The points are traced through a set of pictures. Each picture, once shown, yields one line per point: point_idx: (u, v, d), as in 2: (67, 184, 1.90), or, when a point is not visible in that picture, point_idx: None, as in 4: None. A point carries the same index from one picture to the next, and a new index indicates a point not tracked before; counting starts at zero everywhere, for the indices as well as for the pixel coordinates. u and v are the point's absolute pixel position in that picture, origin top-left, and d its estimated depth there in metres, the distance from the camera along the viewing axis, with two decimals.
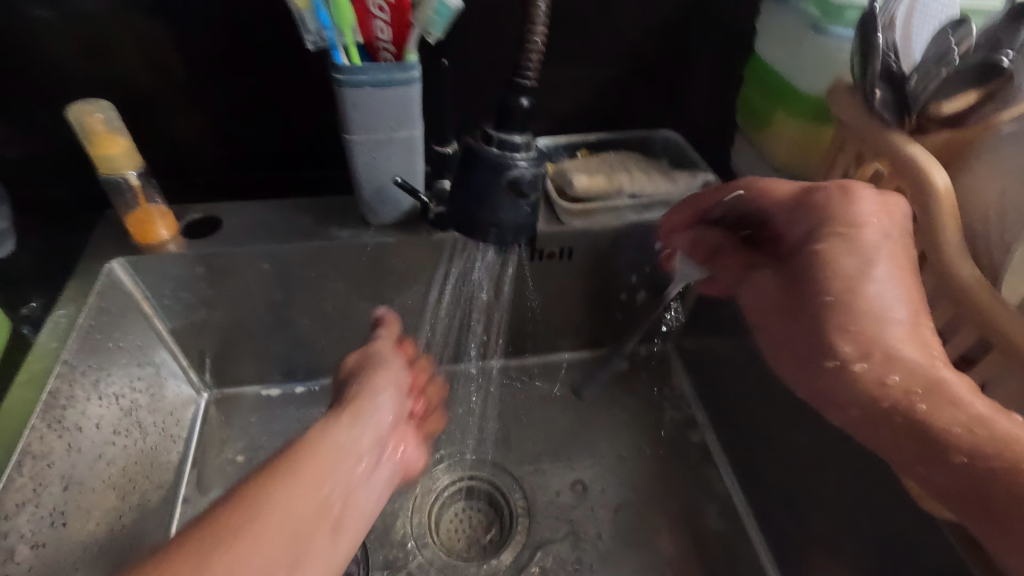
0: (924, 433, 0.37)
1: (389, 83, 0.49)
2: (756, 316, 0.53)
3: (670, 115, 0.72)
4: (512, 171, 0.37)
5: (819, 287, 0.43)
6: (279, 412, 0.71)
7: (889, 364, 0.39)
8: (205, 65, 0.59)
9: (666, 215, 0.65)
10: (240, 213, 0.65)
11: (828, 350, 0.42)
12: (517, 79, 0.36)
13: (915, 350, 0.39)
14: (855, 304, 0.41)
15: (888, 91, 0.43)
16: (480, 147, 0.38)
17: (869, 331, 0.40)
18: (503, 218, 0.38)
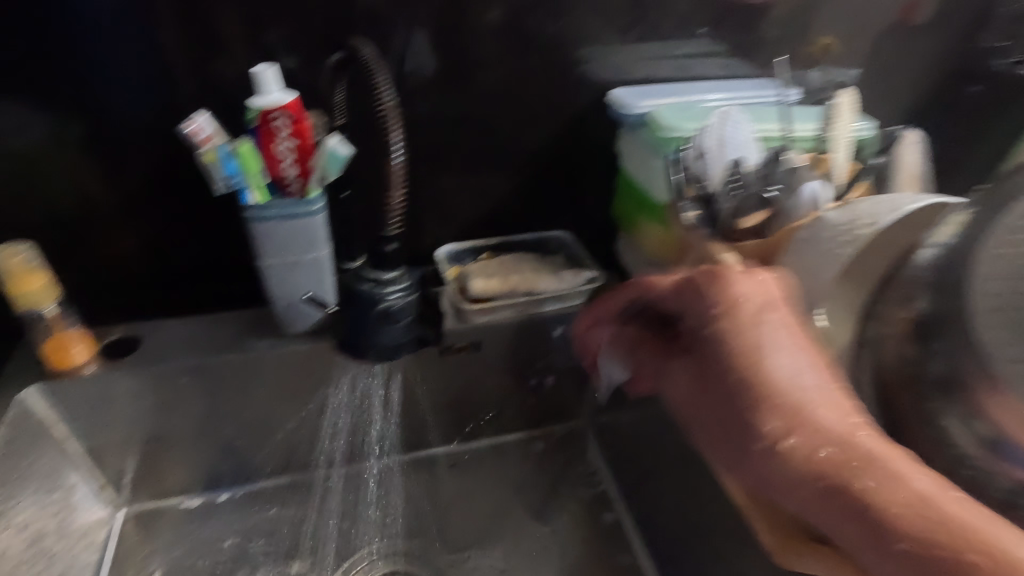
0: (865, 513, 0.35)
1: (293, 217, 0.57)
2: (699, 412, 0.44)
3: (563, 218, 0.82)
4: (382, 302, 0.40)
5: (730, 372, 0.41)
6: (199, 524, 0.71)
7: (808, 438, 0.38)
8: (130, 198, 0.65)
9: (559, 307, 0.74)
10: (160, 332, 0.68)
11: (754, 431, 0.40)
12: (384, 228, 0.39)
13: (825, 413, 0.39)
14: (763, 380, 0.40)
15: (702, 209, 0.54)
16: (356, 284, 0.41)
17: (794, 404, 0.39)
18: (382, 341, 0.41)
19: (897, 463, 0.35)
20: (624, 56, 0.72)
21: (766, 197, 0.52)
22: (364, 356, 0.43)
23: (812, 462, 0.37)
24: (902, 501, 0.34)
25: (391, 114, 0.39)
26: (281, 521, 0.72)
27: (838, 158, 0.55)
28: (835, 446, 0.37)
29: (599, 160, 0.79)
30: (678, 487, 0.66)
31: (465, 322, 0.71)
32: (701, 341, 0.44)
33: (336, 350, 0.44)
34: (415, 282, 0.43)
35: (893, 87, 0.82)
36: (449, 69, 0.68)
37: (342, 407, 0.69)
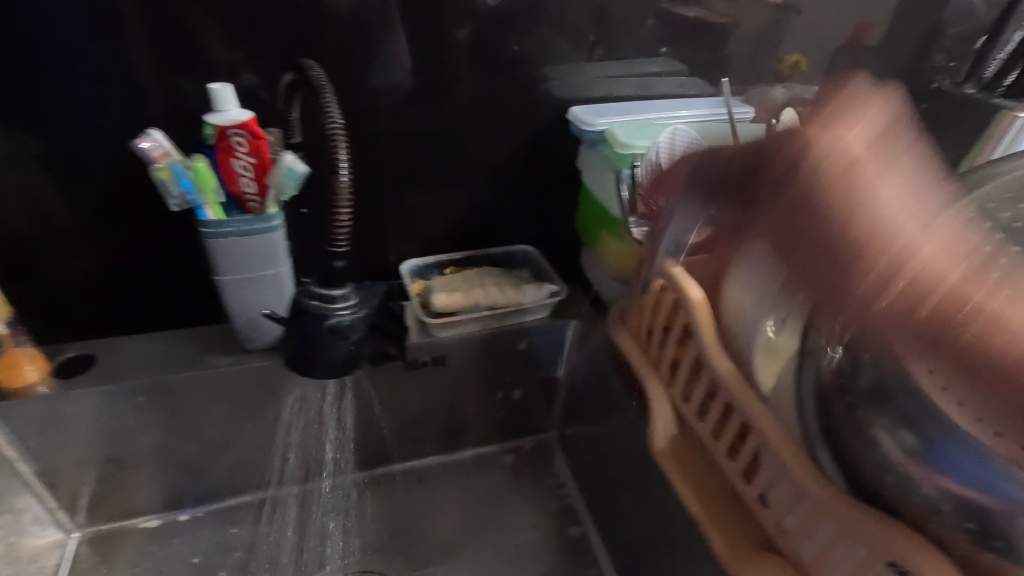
0: (985, 362, 0.30)
1: (250, 233, 0.57)
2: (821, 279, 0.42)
3: (529, 232, 0.83)
4: (330, 319, 0.41)
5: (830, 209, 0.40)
6: (158, 545, 0.70)
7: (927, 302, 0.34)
8: (90, 214, 0.64)
9: (521, 320, 0.75)
10: (118, 350, 0.67)
11: (853, 279, 0.38)
12: (331, 246, 0.40)
13: (951, 252, 0.33)
14: (843, 214, 0.40)
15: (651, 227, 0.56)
16: (304, 301, 0.42)
17: (876, 238, 0.37)
18: (330, 358, 0.42)
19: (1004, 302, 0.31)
20: (587, 74, 0.74)
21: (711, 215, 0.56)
22: (312, 372, 0.43)
23: (900, 320, 0.35)
24: (912, 314, 0.34)
25: (339, 134, 0.40)
26: (243, 540, 0.71)
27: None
28: (939, 265, 0.34)
29: (564, 175, 0.80)
30: (639, 499, 0.66)
31: (427, 336, 0.72)
32: (799, 207, 0.43)
33: (285, 366, 0.44)
34: (365, 299, 0.44)
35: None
36: (413, 86, 0.68)
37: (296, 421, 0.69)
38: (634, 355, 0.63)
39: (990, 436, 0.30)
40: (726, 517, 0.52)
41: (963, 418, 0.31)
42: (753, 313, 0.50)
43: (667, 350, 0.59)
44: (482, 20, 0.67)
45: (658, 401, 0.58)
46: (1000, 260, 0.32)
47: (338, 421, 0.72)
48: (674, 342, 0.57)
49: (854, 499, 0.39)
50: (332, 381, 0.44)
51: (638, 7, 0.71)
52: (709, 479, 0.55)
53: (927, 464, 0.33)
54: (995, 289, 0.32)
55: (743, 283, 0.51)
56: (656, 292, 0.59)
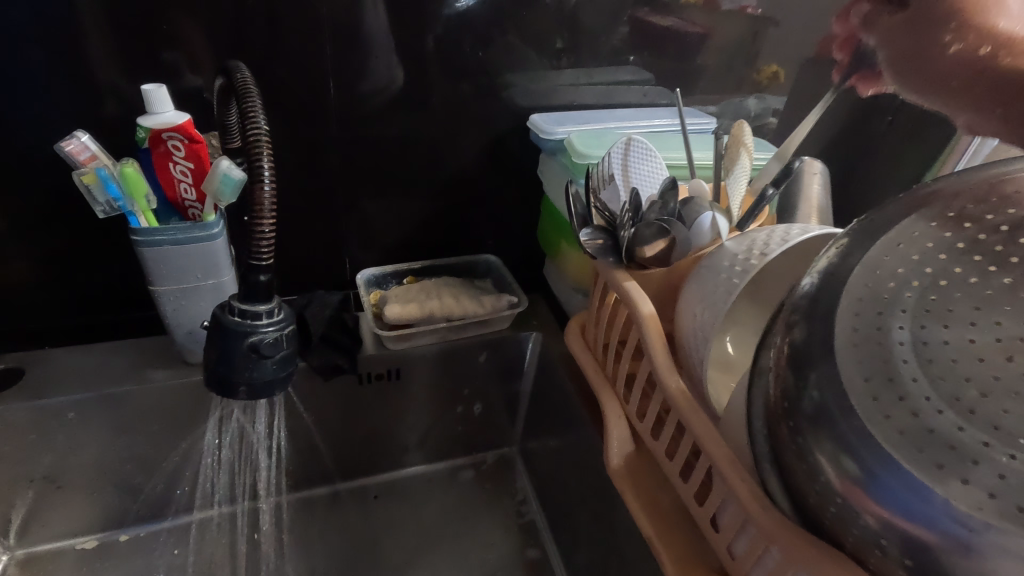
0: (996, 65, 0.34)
1: (186, 241, 0.54)
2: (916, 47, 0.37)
3: (490, 241, 0.82)
4: (252, 337, 0.41)
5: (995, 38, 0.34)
6: (94, 566, 0.66)
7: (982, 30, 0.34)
8: (25, 220, 0.61)
9: (480, 331, 0.73)
10: (56, 364, 0.64)
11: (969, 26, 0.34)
12: (254, 260, 0.40)
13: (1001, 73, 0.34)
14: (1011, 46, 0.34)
15: (606, 239, 0.54)
16: (225, 317, 0.41)
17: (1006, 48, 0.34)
18: (252, 378, 0.41)
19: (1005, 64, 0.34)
20: (551, 83, 0.73)
21: (664, 227, 0.51)
22: (234, 394, 0.42)
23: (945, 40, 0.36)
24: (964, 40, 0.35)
25: (265, 142, 0.40)
26: (185, 562, 0.67)
27: (734, 190, 0.54)
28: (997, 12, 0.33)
29: (528, 185, 0.78)
30: (597, 518, 0.64)
31: (383, 348, 0.70)
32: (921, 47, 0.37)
33: (203, 385, 0.43)
34: (291, 315, 0.44)
35: (823, 117, 0.84)
36: (372, 91, 0.66)
37: (228, 440, 0.66)
38: (589, 369, 0.61)
39: (931, 466, 0.29)
40: (680, 537, 0.50)
41: (903, 447, 0.29)
42: (705, 330, 0.48)
43: (622, 365, 0.57)
44: (443, 25, 0.65)
45: (613, 417, 0.57)
46: (941, 283, 0.32)
47: (288, 436, 0.70)
48: (628, 357, 0.55)
49: (799, 528, 0.37)
50: (254, 401, 0.43)
51: (607, 15, 0.70)
52: (662, 499, 0.53)
53: (865, 492, 0.31)
54: (936, 312, 0.32)
55: (695, 299, 0.50)
56: (610, 305, 0.57)
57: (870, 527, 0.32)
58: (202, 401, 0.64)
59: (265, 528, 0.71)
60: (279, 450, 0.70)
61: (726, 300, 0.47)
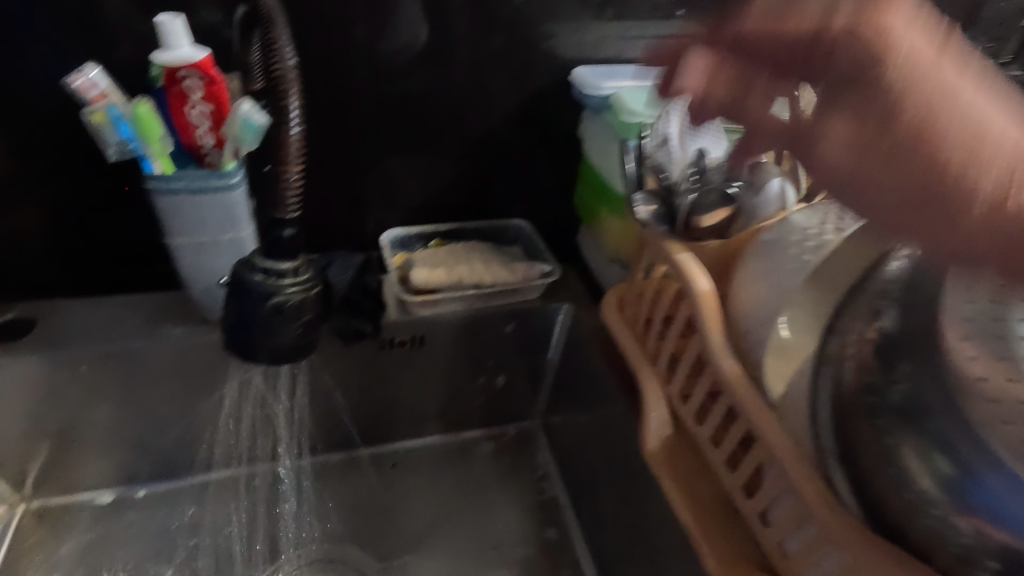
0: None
1: (204, 190, 0.50)
2: (852, 190, 0.24)
3: (520, 206, 0.76)
4: (275, 297, 0.37)
5: (917, 104, 0.22)
6: (110, 522, 0.65)
7: (876, 94, 0.23)
8: (32, 163, 0.57)
9: (510, 300, 0.69)
10: (67, 316, 0.61)
11: (955, 196, 0.22)
12: (279, 211, 0.36)
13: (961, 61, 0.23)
14: (924, 79, 0.23)
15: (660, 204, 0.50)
16: (247, 273, 0.38)
17: (930, 108, 0.22)
18: (274, 344, 0.38)
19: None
20: (594, 35, 0.66)
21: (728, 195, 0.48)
22: (253, 358, 0.39)
23: (849, 164, 0.24)
24: (974, 214, 0.21)
25: (291, 77, 0.35)
26: (201, 522, 0.66)
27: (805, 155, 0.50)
28: None
29: (562, 147, 0.73)
30: (624, 501, 0.62)
31: (407, 314, 0.66)
32: None
33: (222, 347, 0.40)
34: (317, 275, 0.40)
35: None
36: (399, 38, 0.61)
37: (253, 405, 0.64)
38: (628, 345, 0.57)
39: None
40: (723, 530, 0.47)
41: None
42: (770, 307, 0.44)
43: (667, 344, 0.53)
44: None
45: (653, 397, 0.53)
46: None
47: (304, 400, 0.67)
48: (676, 333, 0.51)
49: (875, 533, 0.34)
50: (275, 367, 0.39)
51: None
52: (703, 488, 0.50)
53: (964, 502, 0.28)
54: None
55: (758, 273, 0.45)
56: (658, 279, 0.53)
57: (970, 543, 0.28)
58: (222, 362, 0.62)
59: (283, 492, 0.69)
60: (294, 415, 0.67)
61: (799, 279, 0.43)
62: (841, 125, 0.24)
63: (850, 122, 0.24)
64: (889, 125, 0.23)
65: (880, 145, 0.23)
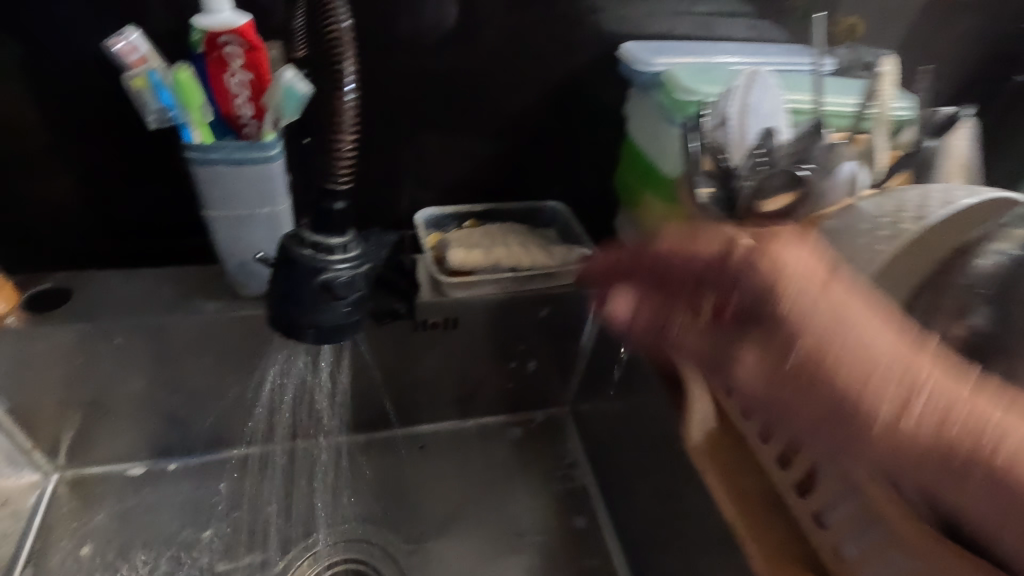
0: (1011, 492, 0.27)
1: (243, 161, 0.49)
2: (772, 402, 0.34)
3: (557, 187, 0.74)
4: (326, 274, 0.36)
5: (815, 351, 0.32)
6: (142, 494, 0.65)
7: (784, 346, 0.33)
8: (68, 132, 0.56)
9: (547, 284, 0.67)
10: (99, 287, 0.60)
11: (861, 419, 0.30)
12: (330, 184, 0.35)
13: (849, 313, 0.32)
14: (822, 327, 0.32)
15: (718, 187, 0.45)
16: (295, 248, 0.37)
17: (828, 351, 0.31)
18: (320, 321, 0.37)
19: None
20: (642, 9, 0.63)
21: (797, 176, 0.45)
22: (300, 336, 0.37)
23: (760, 386, 0.35)
24: (879, 429, 0.30)
25: (344, 38, 0.33)
26: (231, 498, 0.66)
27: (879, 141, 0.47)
28: None
29: (602, 128, 0.70)
30: (660, 493, 0.60)
31: (442, 296, 0.65)
32: None
33: (266, 324, 0.39)
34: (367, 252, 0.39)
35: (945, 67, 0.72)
36: (441, 9, 0.59)
37: (287, 385, 0.63)
38: None
39: None
40: (770, 528, 0.46)
41: None
42: None
43: None
44: None
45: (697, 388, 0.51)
46: None
47: (337, 380, 0.66)
48: None
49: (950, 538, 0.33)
50: (319, 345, 0.38)
51: None
52: (751, 485, 0.48)
53: None
54: None
55: None
56: None
57: None
58: (255, 339, 0.61)
59: (314, 471, 0.69)
60: (325, 395, 0.66)
61: (869, 268, 0.39)
62: (749, 351, 0.35)
63: (760, 357, 0.34)
64: (789, 367, 0.33)
65: (794, 374, 0.33)
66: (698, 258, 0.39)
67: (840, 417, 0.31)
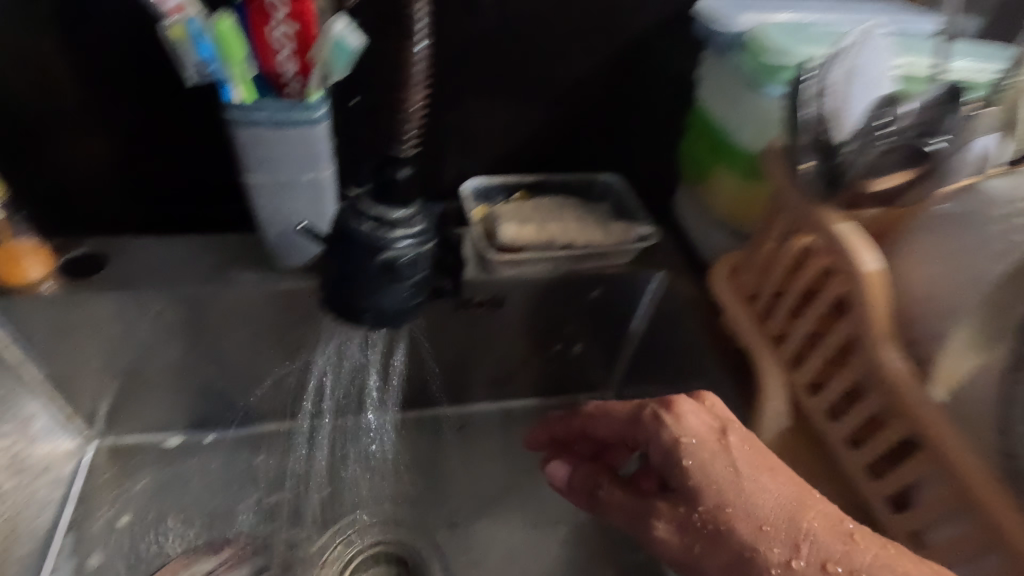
0: None
1: (288, 124, 0.45)
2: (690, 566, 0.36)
3: (611, 157, 0.69)
4: (387, 252, 0.32)
5: (717, 506, 0.36)
6: (179, 466, 0.64)
7: (692, 503, 0.37)
8: (100, 89, 0.53)
9: (600, 264, 0.62)
10: (135, 253, 0.58)
11: (759, 562, 0.34)
12: (394, 149, 0.32)
13: (738, 468, 0.37)
14: (720, 484, 0.36)
15: (821, 162, 0.41)
16: (353, 221, 0.33)
17: (727, 508, 0.36)
18: (380, 303, 0.34)
19: (900, 561, 0.33)
20: None
21: (925, 151, 0.41)
22: (357, 319, 0.35)
23: (678, 549, 0.37)
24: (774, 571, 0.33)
25: None
26: (266, 474, 0.64)
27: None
28: None
29: (666, 93, 0.64)
30: None
31: (487, 274, 0.60)
32: None
33: (321, 305, 0.36)
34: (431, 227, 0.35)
35: None
36: None
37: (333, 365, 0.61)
38: (742, 324, 0.51)
39: None
40: None
41: None
42: (954, 298, 0.37)
43: (797, 330, 0.46)
44: None
45: (772, 384, 0.47)
46: None
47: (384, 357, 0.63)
48: (814, 316, 0.44)
49: None
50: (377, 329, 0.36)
51: None
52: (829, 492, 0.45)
53: None
54: None
55: (932, 255, 0.39)
56: (795, 252, 0.46)
57: None
58: (297, 312, 0.58)
59: (361, 447, 0.66)
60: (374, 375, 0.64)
61: (998, 263, 0.36)
62: (661, 517, 0.38)
63: (672, 517, 0.37)
64: (699, 521, 0.36)
65: (703, 529, 0.36)
66: (619, 421, 0.46)
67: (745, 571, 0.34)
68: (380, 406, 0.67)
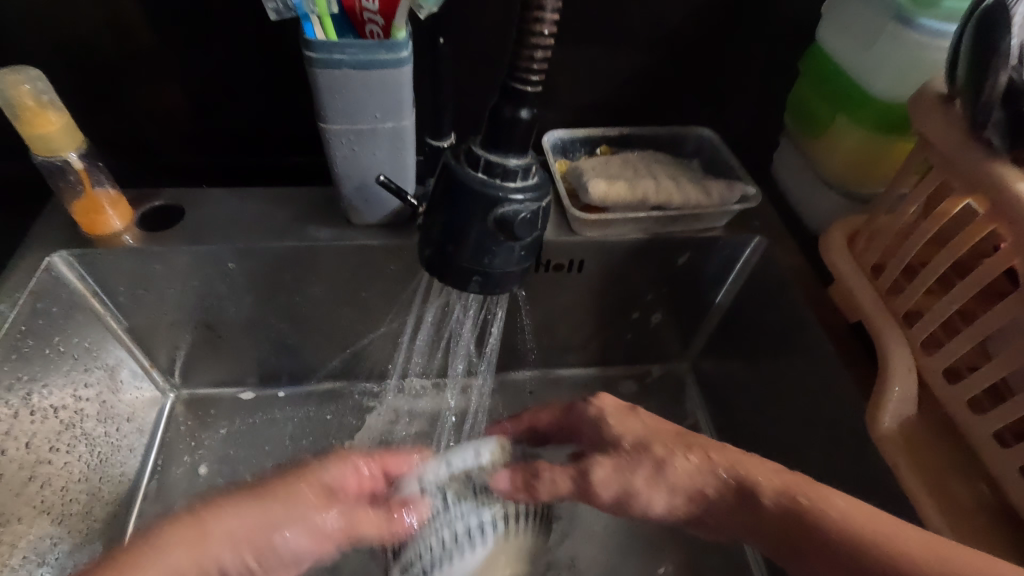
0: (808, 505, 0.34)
1: (370, 65, 0.41)
2: (624, 495, 0.37)
3: (708, 109, 0.62)
4: (502, 207, 0.31)
5: (635, 438, 0.39)
6: (254, 417, 0.64)
7: (619, 445, 0.39)
8: (176, 31, 0.51)
9: (692, 227, 0.57)
10: (210, 206, 0.57)
11: (668, 457, 0.37)
12: (517, 85, 0.30)
13: (645, 425, 0.40)
14: (634, 426, 0.39)
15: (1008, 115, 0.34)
16: (463, 169, 0.32)
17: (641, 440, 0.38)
18: (492, 266, 0.33)
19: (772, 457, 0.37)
20: None
21: None
22: (461, 284, 0.35)
23: (610, 487, 0.37)
24: (681, 462, 0.37)
25: None
26: (333, 430, 0.64)
27: None
28: None
29: (776, 35, 0.57)
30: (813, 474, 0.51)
31: (572, 234, 0.56)
32: None
33: (421, 266, 0.36)
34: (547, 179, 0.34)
35: None
36: None
37: (424, 330, 0.60)
38: (862, 297, 0.45)
39: None
40: (989, 549, 0.38)
41: None
42: None
43: (944, 306, 0.40)
44: None
45: (899, 366, 0.42)
46: None
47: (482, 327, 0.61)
48: (962, 296, 0.38)
49: None
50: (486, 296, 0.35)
51: None
52: (960, 491, 0.40)
53: None
54: None
55: None
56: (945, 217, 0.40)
57: None
58: (376, 269, 0.56)
59: (448, 407, 0.64)
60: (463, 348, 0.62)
61: None
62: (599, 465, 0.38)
63: (606, 461, 0.38)
64: (627, 451, 0.38)
65: (630, 453, 0.38)
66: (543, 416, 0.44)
67: (666, 487, 0.37)
68: (470, 368, 0.66)
